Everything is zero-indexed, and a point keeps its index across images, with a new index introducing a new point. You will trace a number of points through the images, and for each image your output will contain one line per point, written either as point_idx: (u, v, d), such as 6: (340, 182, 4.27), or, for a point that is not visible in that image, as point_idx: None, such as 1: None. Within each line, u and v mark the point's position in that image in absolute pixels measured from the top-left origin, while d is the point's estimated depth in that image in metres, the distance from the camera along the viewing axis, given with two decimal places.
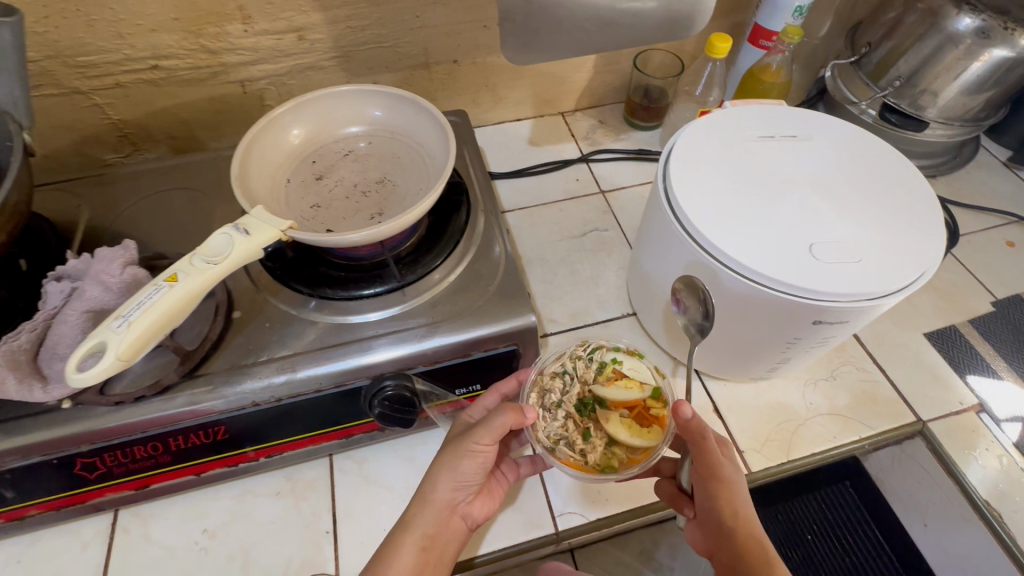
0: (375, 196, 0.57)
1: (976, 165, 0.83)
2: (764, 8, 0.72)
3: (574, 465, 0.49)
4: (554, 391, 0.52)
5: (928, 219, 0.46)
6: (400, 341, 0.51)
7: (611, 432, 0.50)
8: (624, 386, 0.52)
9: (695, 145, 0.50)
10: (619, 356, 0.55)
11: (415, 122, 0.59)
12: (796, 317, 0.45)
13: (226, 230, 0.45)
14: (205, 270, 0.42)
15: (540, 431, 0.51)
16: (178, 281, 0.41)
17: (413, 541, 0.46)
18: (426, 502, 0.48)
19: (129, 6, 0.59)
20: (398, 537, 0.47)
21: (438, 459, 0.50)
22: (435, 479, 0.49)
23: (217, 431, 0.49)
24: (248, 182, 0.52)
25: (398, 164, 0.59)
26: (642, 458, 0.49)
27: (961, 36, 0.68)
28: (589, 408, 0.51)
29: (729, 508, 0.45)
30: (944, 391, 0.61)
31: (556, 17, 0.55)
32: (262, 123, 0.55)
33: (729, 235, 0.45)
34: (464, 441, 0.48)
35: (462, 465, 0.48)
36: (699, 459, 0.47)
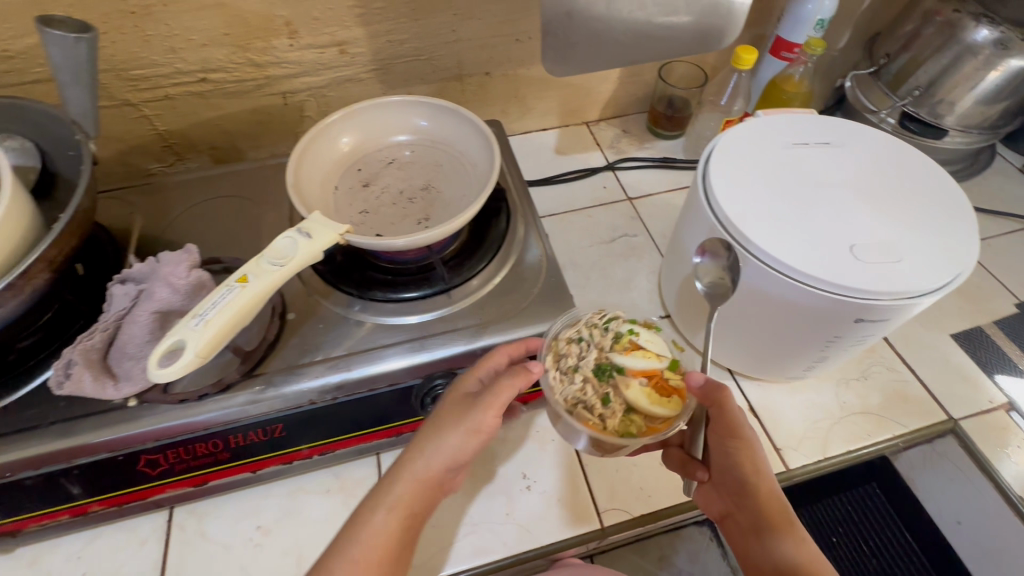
0: (421, 202, 0.59)
1: (993, 172, 0.85)
2: (786, 21, 0.75)
3: (592, 428, 0.48)
4: (570, 356, 0.50)
5: (962, 221, 0.48)
6: (450, 341, 0.52)
7: (630, 399, 0.47)
8: (641, 355, 0.50)
9: (734, 153, 0.52)
10: (635, 327, 0.53)
11: (457, 131, 0.61)
12: (839, 316, 0.47)
13: (291, 234, 0.47)
14: (272, 272, 0.44)
15: (557, 394, 0.50)
16: (250, 282, 0.44)
17: (390, 517, 0.43)
18: (408, 474, 0.45)
19: (183, 22, 0.62)
20: (372, 509, 0.44)
21: (427, 429, 0.47)
22: (422, 452, 0.45)
23: (274, 429, 0.50)
24: (302, 189, 0.55)
25: (441, 172, 0.61)
26: (661, 428, 0.48)
27: (978, 47, 0.70)
28: (607, 372, 0.49)
29: (751, 465, 0.47)
30: (974, 390, 0.62)
31: (596, 30, 0.57)
32: (312, 131, 0.57)
33: (772, 237, 0.47)
34: (465, 417, 0.46)
35: (456, 441, 0.46)
36: (717, 418, 0.48)
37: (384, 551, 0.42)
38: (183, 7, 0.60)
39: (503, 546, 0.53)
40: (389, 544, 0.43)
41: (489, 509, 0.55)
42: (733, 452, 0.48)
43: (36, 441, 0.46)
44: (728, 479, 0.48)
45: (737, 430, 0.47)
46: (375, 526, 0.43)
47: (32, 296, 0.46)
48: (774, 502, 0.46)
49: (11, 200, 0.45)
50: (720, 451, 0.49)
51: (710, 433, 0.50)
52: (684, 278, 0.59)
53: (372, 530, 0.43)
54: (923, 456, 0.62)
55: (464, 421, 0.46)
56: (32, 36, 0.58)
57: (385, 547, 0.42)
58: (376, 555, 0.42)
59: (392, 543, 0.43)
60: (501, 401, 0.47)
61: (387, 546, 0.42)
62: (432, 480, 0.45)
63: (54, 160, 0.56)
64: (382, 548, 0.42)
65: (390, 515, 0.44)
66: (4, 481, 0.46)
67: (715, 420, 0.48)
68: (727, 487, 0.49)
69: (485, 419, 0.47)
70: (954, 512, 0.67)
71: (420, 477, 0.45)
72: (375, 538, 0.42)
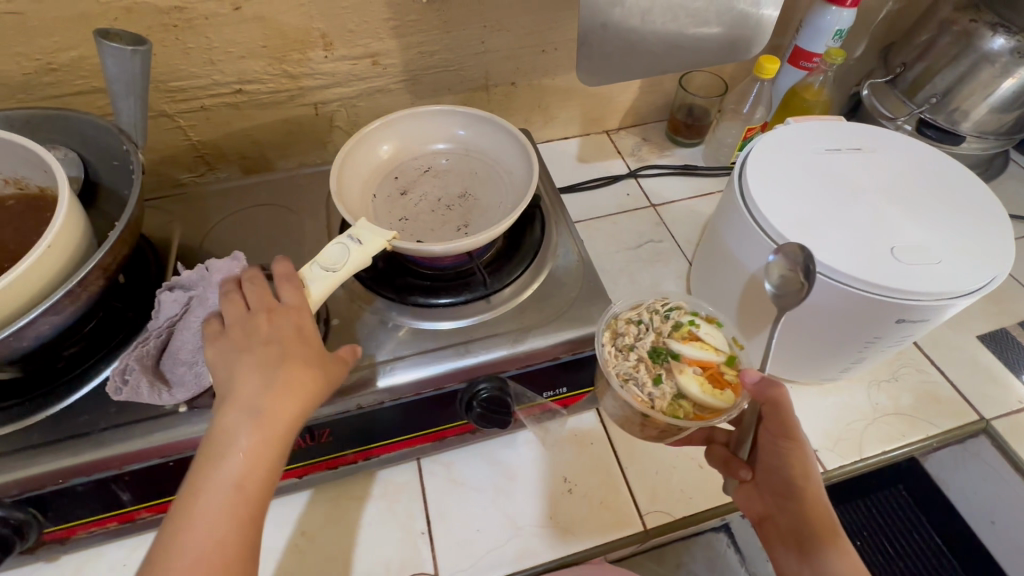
0: (459, 209, 0.60)
1: (1007, 177, 0.87)
2: (805, 32, 0.77)
3: (641, 403, 0.51)
4: (627, 336, 0.54)
5: (997, 224, 0.49)
6: (494, 345, 0.53)
7: (682, 383, 0.51)
8: (699, 346, 0.53)
9: (769, 158, 0.54)
10: (697, 320, 0.56)
11: (492, 140, 0.63)
12: (880, 316, 0.47)
13: (342, 240, 0.48)
14: (327, 279, 0.47)
15: (611, 368, 0.53)
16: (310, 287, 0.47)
17: (257, 462, 0.38)
18: (271, 413, 0.39)
19: (223, 35, 0.63)
20: (232, 454, 0.37)
21: (287, 366, 0.41)
22: (289, 391, 0.40)
23: (322, 434, 0.51)
24: (345, 198, 0.56)
25: (477, 180, 0.62)
26: (708, 417, 0.51)
27: (995, 55, 0.72)
28: (662, 356, 0.53)
29: (803, 467, 0.48)
30: (1003, 390, 0.63)
31: (630, 41, 0.59)
32: (352, 140, 0.59)
33: (813, 239, 0.48)
34: (328, 366, 0.44)
35: (317, 384, 0.42)
36: (772, 418, 0.49)
37: (256, 502, 0.37)
38: (224, 20, 0.62)
39: (548, 549, 0.53)
40: (258, 496, 0.37)
41: (531, 513, 0.55)
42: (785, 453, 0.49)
43: (91, 447, 0.46)
44: (776, 478, 0.50)
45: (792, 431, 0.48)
46: (240, 472, 0.37)
47: (87, 304, 0.46)
48: (820, 506, 0.47)
49: (66, 217, 0.45)
50: (772, 450, 0.50)
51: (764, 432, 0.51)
52: (722, 282, 0.60)
53: (241, 480, 0.37)
54: (954, 454, 0.65)
55: (326, 366, 0.44)
56: (76, 49, 0.59)
57: (255, 498, 0.37)
58: (246, 512, 0.36)
59: (257, 489, 0.37)
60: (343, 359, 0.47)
61: (255, 496, 0.37)
62: (297, 422, 0.40)
63: (94, 165, 0.57)
64: (250, 501, 0.37)
65: (262, 460, 0.38)
66: (58, 487, 0.46)
67: (769, 419, 0.49)
68: (773, 488, 0.50)
69: (334, 369, 0.45)
70: (988, 512, 0.67)
71: (292, 419, 0.40)
72: (244, 488, 0.37)
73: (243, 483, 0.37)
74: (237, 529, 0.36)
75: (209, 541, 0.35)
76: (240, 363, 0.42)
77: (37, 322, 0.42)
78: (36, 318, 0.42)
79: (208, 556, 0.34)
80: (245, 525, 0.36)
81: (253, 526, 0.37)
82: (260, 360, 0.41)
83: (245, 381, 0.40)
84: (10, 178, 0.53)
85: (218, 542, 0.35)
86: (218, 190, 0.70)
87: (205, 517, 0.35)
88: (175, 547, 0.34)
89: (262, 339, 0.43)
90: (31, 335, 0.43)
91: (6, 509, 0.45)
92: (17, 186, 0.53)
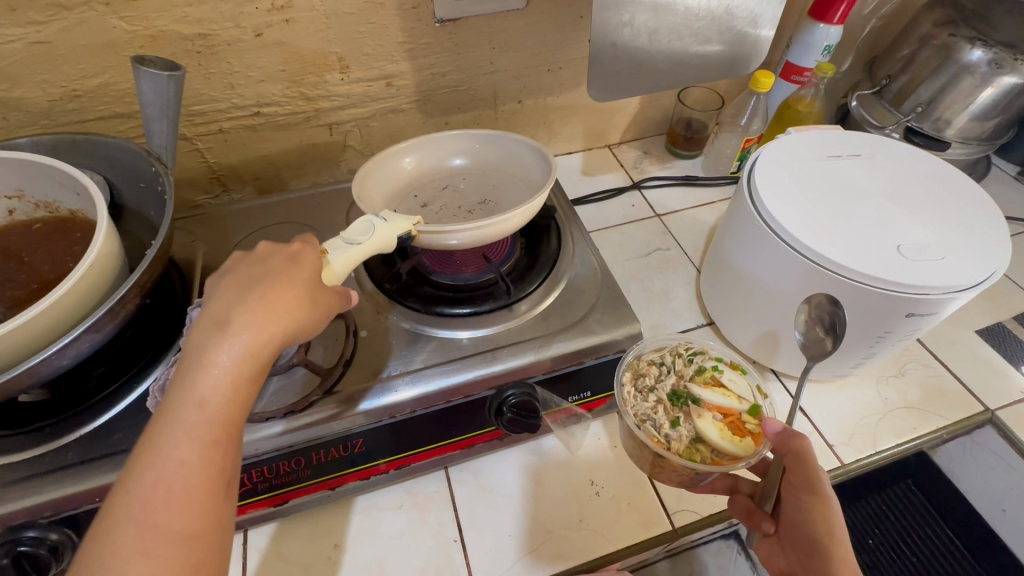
0: (481, 213, 0.62)
1: (991, 180, 0.91)
2: (795, 48, 0.81)
3: (657, 444, 0.52)
4: (648, 376, 0.56)
5: (990, 219, 0.53)
6: (520, 350, 0.54)
7: (700, 427, 0.51)
8: (720, 392, 0.54)
9: (775, 165, 0.57)
10: (721, 366, 0.57)
11: (506, 149, 0.66)
12: (891, 310, 0.50)
13: (369, 218, 0.50)
14: (352, 246, 0.46)
15: (630, 408, 0.55)
16: (330, 254, 0.45)
17: (230, 379, 0.34)
18: (248, 328, 0.35)
19: (244, 60, 0.65)
20: (201, 368, 0.33)
21: (269, 286, 0.38)
22: (269, 310, 0.36)
23: (355, 443, 0.52)
24: (371, 207, 0.57)
25: (495, 188, 0.65)
26: (726, 463, 0.51)
27: (974, 66, 0.76)
28: (682, 400, 0.54)
29: (826, 526, 0.45)
30: (1004, 380, 0.66)
31: (639, 58, 0.65)
32: (375, 158, 0.62)
33: (822, 239, 0.50)
34: (318, 294, 0.40)
35: (303, 309, 0.39)
36: (794, 469, 0.47)
37: (226, 425, 0.33)
38: (245, 47, 0.64)
39: (580, 552, 0.54)
40: (229, 418, 0.33)
41: (561, 517, 0.56)
42: (809, 506, 0.47)
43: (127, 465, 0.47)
44: (798, 535, 0.48)
45: (816, 486, 0.46)
46: (210, 390, 0.33)
47: (124, 322, 0.47)
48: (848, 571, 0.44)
49: (104, 238, 0.47)
50: (796, 506, 0.48)
51: (788, 485, 0.49)
52: (732, 287, 0.62)
53: (209, 397, 0.33)
54: (963, 445, 0.67)
55: (316, 294, 0.40)
56: (101, 76, 0.61)
57: (225, 419, 0.33)
58: (215, 435, 0.32)
59: (229, 411, 0.33)
60: (338, 293, 0.43)
61: (226, 417, 0.33)
62: (276, 339, 0.36)
63: (119, 186, 0.58)
64: (220, 422, 0.33)
65: (235, 381, 0.34)
66: (95, 506, 0.47)
67: (792, 472, 0.48)
68: (796, 546, 0.48)
69: (325, 299, 0.41)
70: (999, 501, 0.71)
71: (270, 338, 0.36)
72: (212, 407, 0.33)
73: (211, 401, 0.33)
74: (203, 452, 0.32)
75: (172, 462, 0.31)
76: (223, 284, 0.39)
77: (79, 340, 0.43)
78: (79, 337, 0.42)
79: (172, 478, 0.30)
80: (214, 449, 0.32)
81: (222, 450, 0.33)
82: (243, 281, 0.38)
83: (223, 299, 0.37)
84: (40, 202, 0.54)
85: (180, 463, 0.31)
86: (238, 210, 0.72)
87: (169, 435, 0.31)
88: (135, 471, 0.30)
89: (253, 264, 0.40)
90: (72, 354, 0.43)
91: (41, 530, 0.45)
92: (48, 210, 0.54)
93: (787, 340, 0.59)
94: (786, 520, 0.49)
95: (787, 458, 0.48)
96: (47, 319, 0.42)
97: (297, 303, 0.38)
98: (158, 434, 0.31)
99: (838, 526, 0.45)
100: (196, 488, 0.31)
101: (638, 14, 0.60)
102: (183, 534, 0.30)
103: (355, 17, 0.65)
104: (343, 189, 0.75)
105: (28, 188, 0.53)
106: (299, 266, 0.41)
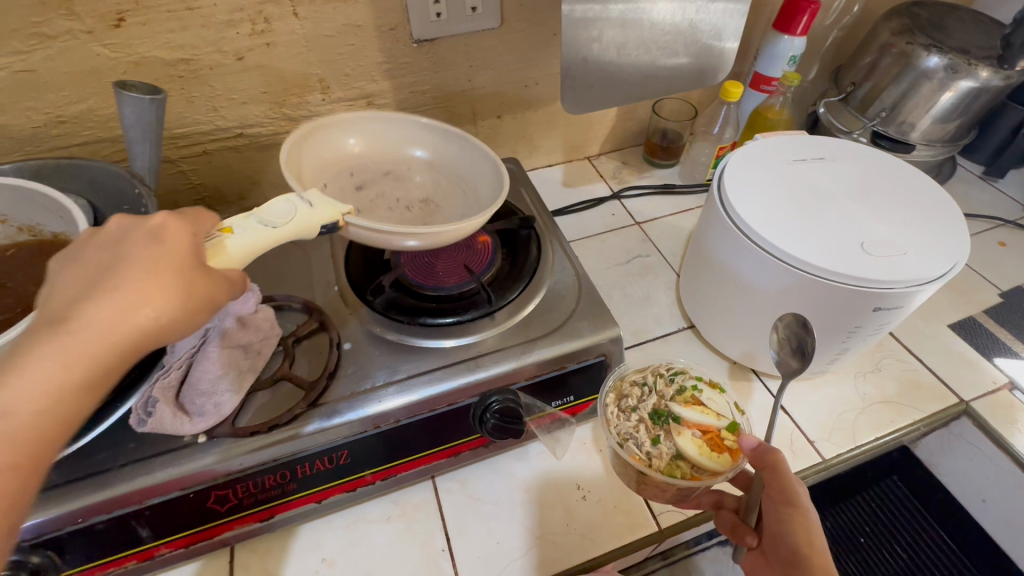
0: (418, 213, 0.62)
1: (957, 180, 0.94)
2: (763, 58, 0.84)
3: (638, 462, 0.53)
4: (631, 397, 0.57)
5: (946, 213, 0.55)
6: (502, 358, 0.55)
7: (680, 444, 0.53)
8: (700, 410, 0.56)
9: (744, 171, 0.59)
10: (700, 385, 0.59)
11: (467, 157, 0.65)
12: (860, 305, 0.51)
13: (292, 199, 0.45)
14: (261, 231, 0.41)
15: (613, 427, 0.56)
16: (233, 235, 0.40)
17: (45, 386, 0.31)
18: (81, 330, 0.32)
19: (226, 83, 0.66)
20: (20, 367, 0.31)
21: (123, 273, 0.34)
22: (105, 306, 0.33)
23: (340, 456, 0.52)
24: (296, 173, 0.55)
25: (440, 191, 0.64)
26: (705, 478, 0.52)
27: (932, 72, 0.78)
28: (663, 419, 0.55)
29: (807, 536, 0.46)
30: (978, 372, 0.68)
31: (609, 72, 0.67)
32: (315, 125, 0.60)
33: (791, 240, 0.52)
34: (184, 280, 0.35)
35: (162, 304, 0.34)
36: (772, 482, 0.48)
37: (34, 433, 0.31)
38: (227, 70, 0.65)
39: (568, 557, 0.54)
40: (43, 429, 0.31)
41: (548, 522, 0.57)
42: (788, 519, 0.47)
43: (109, 486, 0.46)
44: (783, 549, 0.48)
45: (794, 498, 0.47)
46: (25, 392, 0.30)
47: None
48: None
49: None
50: (774, 518, 0.49)
51: (766, 498, 0.50)
52: (707, 291, 0.64)
53: (22, 401, 0.30)
54: (942, 436, 0.69)
55: (185, 281, 0.35)
56: (85, 101, 0.62)
57: (36, 428, 0.31)
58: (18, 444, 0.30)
59: (47, 418, 0.31)
60: (227, 282, 0.38)
61: (40, 427, 0.31)
62: (119, 345, 0.33)
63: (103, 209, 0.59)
64: (31, 432, 0.31)
65: (49, 383, 0.31)
66: (78, 526, 0.46)
67: (771, 486, 0.48)
68: (778, 558, 0.48)
69: (202, 286, 0.36)
70: (979, 491, 0.71)
71: (104, 338, 0.32)
72: (21, 415, 0.30)
73: (23, 409, 0.30)
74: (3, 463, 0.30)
75: None
76: (76, 276, 0.35)
77: None
78: None
79: None
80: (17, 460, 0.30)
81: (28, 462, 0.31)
82: (101, 273, 0.35)
83: (73, 290, 0.34)
84: (23, 225, 0.54)
85: None
86: None
87: None
88: None
89: (115, 249, 0.36)
90: None
91: (23, 553, 0.45)
92: (31, 233, 0.55)
93: (761, 351, 0.63)
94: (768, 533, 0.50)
95: (764, 472, 0.49)
96: None
97: (152, 296, 0.33)
98: None
99: (818, 537, 0.46)
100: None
101: (606, 30, 0.63)
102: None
103: (334, 39, 0.67)
104: None
105: (12, 213, 0.54)
106: (165, 248, 0.36)
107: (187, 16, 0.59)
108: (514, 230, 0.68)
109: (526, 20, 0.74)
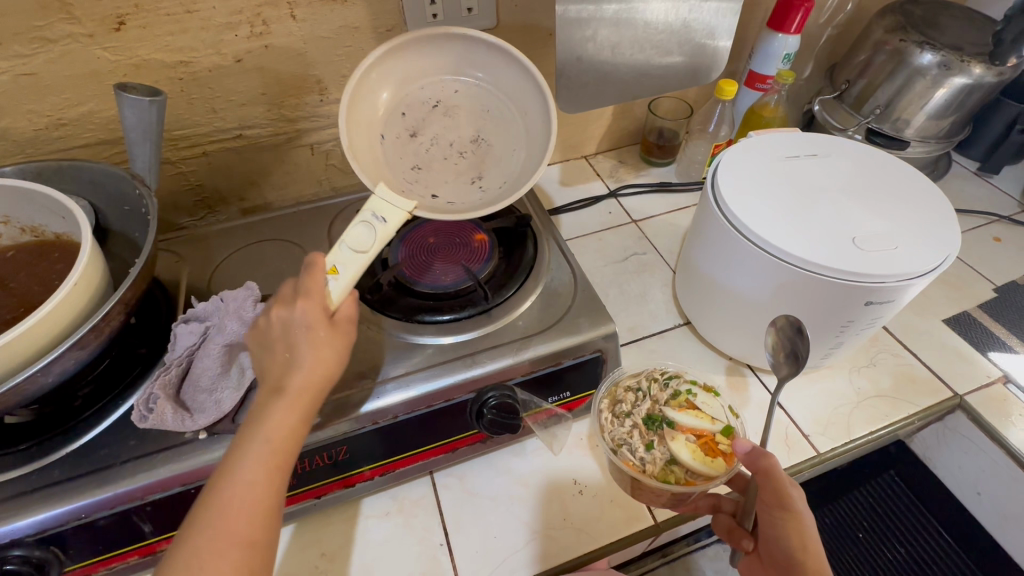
0: (472, 157, 0.62)
1: (952, 176, 0.95)
2: (757, 57, 0.85)
3: (632, 468, 0.54)
4: (625, 402, 0.58)
5: (939, 207, 0.56)
6: (499, 354, 0.56)
7: (673, 449, 0.54)
8: (694, 415, 0.56)
9: (738, 168, 0.59)
10: (695, 389, 0.60)
11: (511, 74, 0.60)
12: (852, 300, 0.52)
13: (367, 219, 0.49)
14: (357, 261, 0.47)
15: (606, 433, 0.57)
16: (338, 275, 0.47)
17: (283, 420, 0.41)
18: (294, 386, 0.43)
19: (225, 85, 0.67)
20: (265, 414, 0.42)
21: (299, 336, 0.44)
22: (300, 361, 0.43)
23: (339, 451, 0.52)
24: (357, 153, 0.55)
25: (491, 121, 0.62)
26: (700, 484, 0.53)
27: (926, 69, 0.79)
28: (657, 424, 0.56)
29: (800, 541, 0.47)
30: (971, 366, 0.68)
31: (604, 71, 0.68)
32: (347, 103, 0.55)
33: (784, 235, 0.52)
34: (338, 331, 0.46)
35: (332, 349, 0.45)
36: (765, 487, 0.49)
37: (280, 453, 0.41)
38: (226, 72, 0.66)
39: (564, 550, 0.55)
40: (287, 450, 0.41)
41: (545, 516, 0.57)
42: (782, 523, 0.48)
43: (112, 481, 0.47)
44: (777, 551, 0.49)
45: (786, 501, 0.47)
46: (274, 427, 0.41)
47: (107, 339, 0.47)
48: None
49: (89, 257, 0.48)
50: (769, 522, 0.49)
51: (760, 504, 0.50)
52: (701, 288, 0.65)
53: (272, 432, 0.41)
54: (937, 431, 0.70)
55: (338, 328, 0.46)
56: (85, 104, 0.63)
57: (284, 449, 0.41)
58: (274, 461, 0.40)
59: (288, 442, 0.41)
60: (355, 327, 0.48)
61: (287, 448, 0.41)
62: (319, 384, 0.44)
63: (105, 211, 0.60)
64: (281, 452, 0.41)
65: (283, 417, 0.41)
66: (81, 522, 0.47)
67: (764, 490, 0.49)
68: (772, 559, 0.50)
69: (346, 334, 0.46)
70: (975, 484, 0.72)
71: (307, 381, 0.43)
72: (275, 442, 0.41)
73: (275, 437, 0.41)
74: (268, 474, 0.39)
75: (246, 483, 0.38)
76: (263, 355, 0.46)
77: (64, 357, 0.43)
78: (64, 353, 0.43)
79: (243, 498, 0.38)
80: (274, 473, 0.40)
81: (281, 474, 0.40)
82: (282, 354, 0.44)
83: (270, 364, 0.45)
84: (26, 227, 0.55)
85: (252, 483, 0.39)
86: (221, 229, 0.73)
87: (242, 462, 0.39)
88: (219, 492, 0.38)
89: (279, 334, 0.45)
90: (58, 370, 0.44)
91: (28, 548, 0.46)
92: (33, 234, 0.55)
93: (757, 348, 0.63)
94: (764, 537, 0.50)
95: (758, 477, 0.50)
96: (30, 338, 0.43)
97: (327, 345, 0.45)
98: (231, 466, 0.39)
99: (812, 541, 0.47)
100: (266, 509, 0.38)
101: (600, 30, 0.64)
102: (247, 545, 0.37)
103: (332, 41, 0.68)
104: (324, 206, 0.77)
105: (15, 213, 0.54)
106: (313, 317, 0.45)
107: (186, 19, 0.60)
108: (511, 228, 0.68)
109: (521, 20, 0.74)
